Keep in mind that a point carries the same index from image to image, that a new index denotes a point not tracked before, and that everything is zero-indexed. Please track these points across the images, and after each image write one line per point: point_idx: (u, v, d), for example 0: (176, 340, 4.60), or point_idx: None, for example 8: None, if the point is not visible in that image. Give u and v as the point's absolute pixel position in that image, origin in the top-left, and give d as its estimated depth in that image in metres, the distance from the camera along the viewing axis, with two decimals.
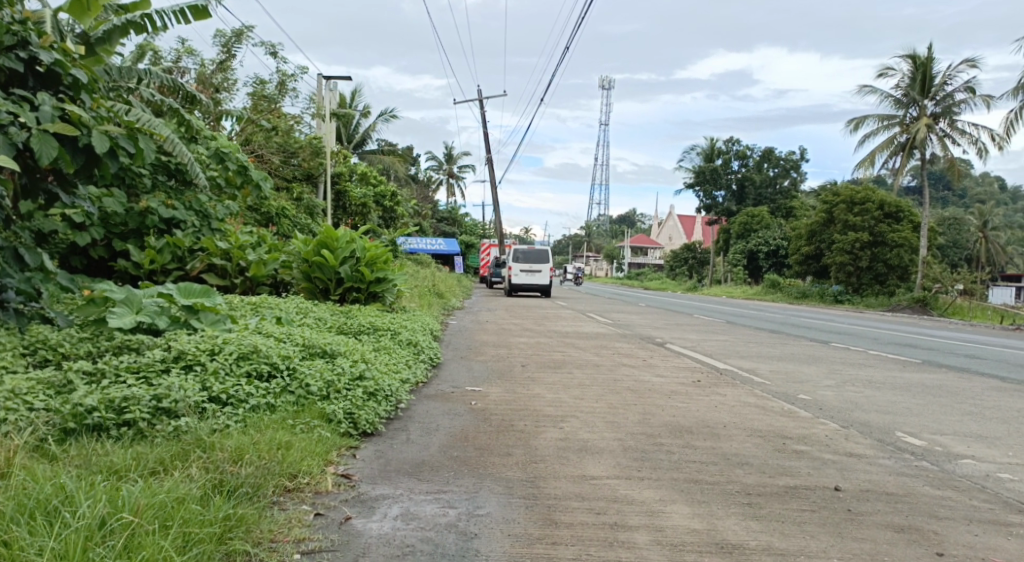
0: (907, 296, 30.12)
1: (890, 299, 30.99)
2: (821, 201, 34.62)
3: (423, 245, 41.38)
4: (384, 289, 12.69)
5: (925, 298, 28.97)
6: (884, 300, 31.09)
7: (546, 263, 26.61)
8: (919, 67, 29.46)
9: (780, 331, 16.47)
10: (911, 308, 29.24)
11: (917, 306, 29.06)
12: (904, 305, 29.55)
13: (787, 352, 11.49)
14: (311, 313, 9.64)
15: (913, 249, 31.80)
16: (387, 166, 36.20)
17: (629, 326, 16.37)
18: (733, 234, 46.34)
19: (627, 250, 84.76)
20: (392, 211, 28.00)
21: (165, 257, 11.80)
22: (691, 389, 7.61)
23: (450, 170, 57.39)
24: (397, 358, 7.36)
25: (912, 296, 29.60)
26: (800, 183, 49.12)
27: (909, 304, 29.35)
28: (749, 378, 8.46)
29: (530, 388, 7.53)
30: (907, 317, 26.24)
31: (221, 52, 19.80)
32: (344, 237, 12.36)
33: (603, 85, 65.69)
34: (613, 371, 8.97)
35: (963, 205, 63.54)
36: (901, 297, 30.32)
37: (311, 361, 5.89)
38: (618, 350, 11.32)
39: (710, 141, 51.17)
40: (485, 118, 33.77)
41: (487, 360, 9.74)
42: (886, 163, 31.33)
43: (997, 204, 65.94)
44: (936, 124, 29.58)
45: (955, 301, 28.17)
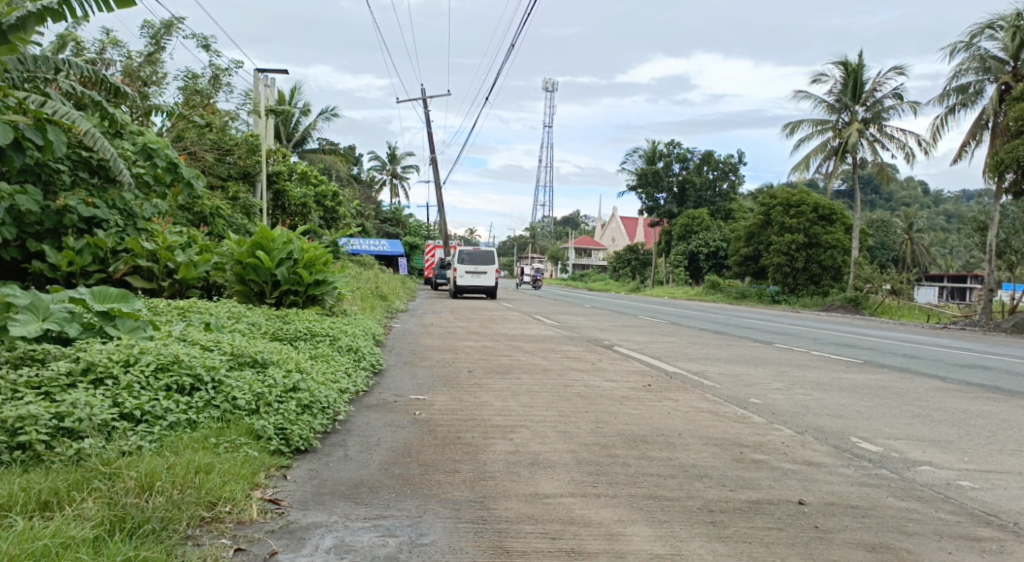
0: (840, 297, 30.67)
1: (824, 300, 31.56)
2: (760, 202, 35.12)
3: (365, 246, 40.85)
4: (323, 292, 12.16)
5: (857, 298, 29.55)
6: (818, 300, 31.61)
7: (490, 264, 26.28)
8: (851, 73, 30.03)
9: (723, 332, 16.47)
10: (843, 308, 29.75)
11: (850, 306, 29.62)
12: (837, 305, 30.09)
13: (734, 353, 11.36)
14: (244, 318, 9.10)
15: (846, 250, 32.44)
16: (328, 166, 35.44)
17: (575, 328, 16.15)
18: (675, 235, 46.74)
19: (571, 251, 85.10)
20: (333, 212, 27.36)
21: (85, 259, 11.07)
22: (641, 394, 7.34)
23: (393, 171, 56.65)
24: (336, 367, 6.91)
25: (845, 296, 30.15)
26: (739, 186, 49.89)
27: (842, 304, 29.80)
28: (699, 381, 8.24)
29: (476, 395, 7.15)
30: (843, 317, 26.69)
31: (150, 45, 18.94)
32: (280, 237, 11.83)
33: (547, 87, 65.81)
34: (562, 376, 8.65)
35: (893, 208, 65.49)
36: (836, 297, 30.88)
37: (240, 372, 5.43)
38: (565, 353, 11.03)
39: (652, 143, 51.62)
40: (428, 118, 33.29)
41: (430, 365, 9.33)
42: (821, 166, 31.88)
43: (924, 208, 68.13)
44: (866, 129, 30.25)
45: (885, 301, 28.84)
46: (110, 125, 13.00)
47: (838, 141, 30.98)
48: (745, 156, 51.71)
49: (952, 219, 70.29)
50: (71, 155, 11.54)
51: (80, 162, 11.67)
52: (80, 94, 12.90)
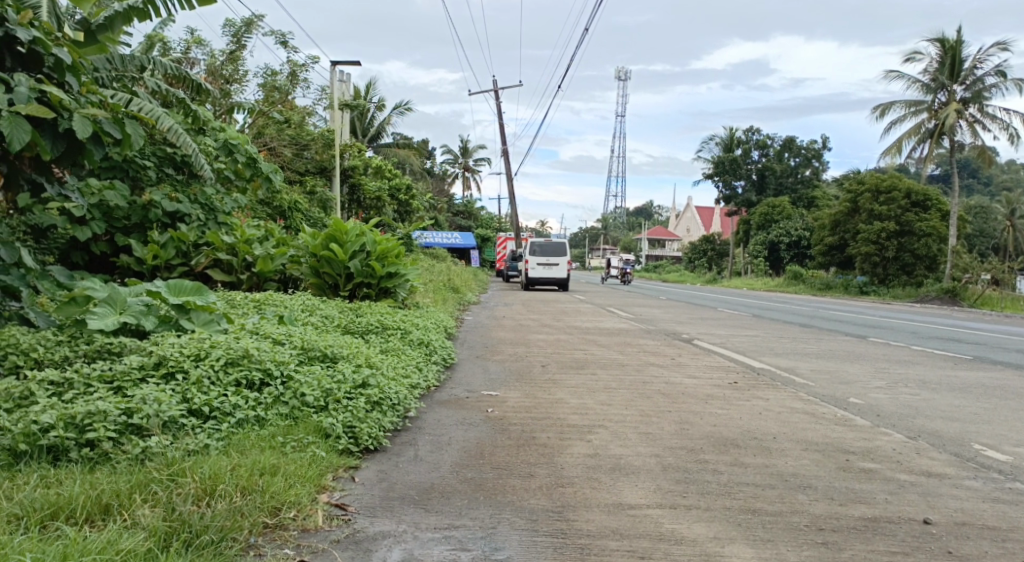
0: (936, 287, 29.19)
1: (918, 290, 30.08)
2: (846, 190, 33.68)
3: (437, 239, 41.12)
4: (395, 284, 12.07)
5: (954, 289, 28.10)
6: (911, 291, 30.15)
7: (563, 256, 25.96)
8: (948, 51, 28.42)
9: (810, 325, 15.76)
10: (940, 300, 28.32)
11: (947, 298, 28.14)
12: (932, 296, 28.64)
13: (824, 350, 10.78)
14: (318, 311, 9.04)
15: (942, 238, 30.80)
16: (402, 160, 35.73)
17: (652, 321, 15.72)
18: (754, 225, 45.36)
19: (644, 242, 84.00)
20: (406, 205, 27.46)
21: (168, 252, 11.27)
22: (728, 393, 6.95)
23: (465, 164, 56.85)
24: (406, 361, 6.71)
25: (941, 287, 28.69)
26: (822, 173, 48.10)
27: (937, 296, 28.37)
28: (790, 379, 7.80)
29: (552, 392, 6.88)
30: (938, 309, 25.37)
31: (232, 43, 19.22)
32: (353, 230, 11.75)
33: (620, 76, 64.88)
34: (639, 372, 8.30)
35: (989, 193, 62.11)
36: (931, 288, 29.37)
37: (309, 367, 5.26)
38: (642, 348, 10.65)
39: (730, 130, 50.25)
40: (500, 110, 33.10)
41: (503, 359, 9.10)
42: (915, 150, 30.34)
43: None
44: (965, 109, 28.58)
45: (986, 292, 27.28)
46: (192, 121, 13.18)
47: (934, 123, 29.41)
48: (828, 142, 49.81)
49: None
50: (156, 151, 11.75)
51: (163, 158, 11.86)
52: (164, 91, 13.12)
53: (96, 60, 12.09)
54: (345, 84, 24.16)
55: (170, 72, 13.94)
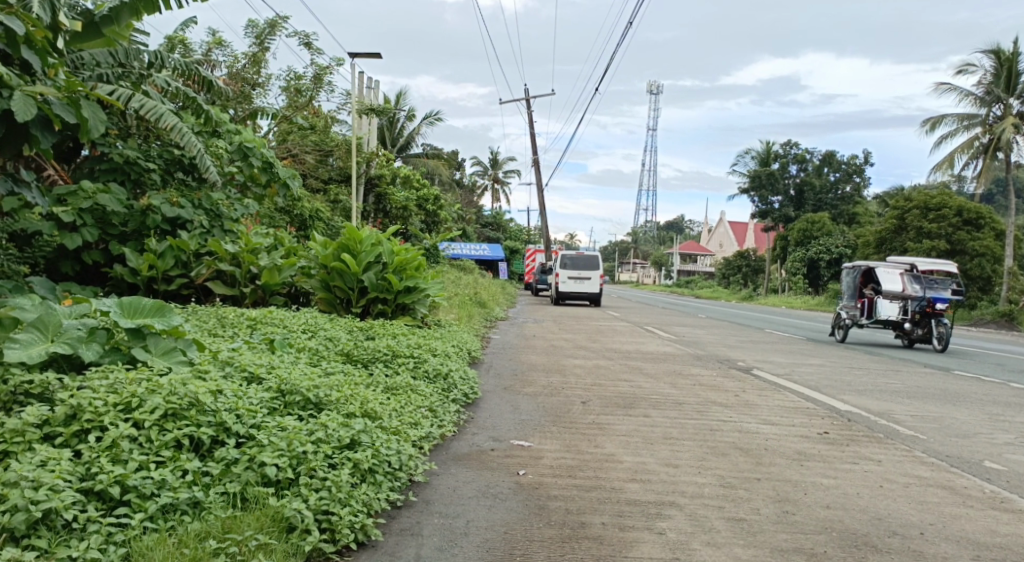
0: (990, 310, 27.12)
1: (970, 312, 27.99)
2: (892, 206, 31.88)
3: (465, 251, 39.98)
4: (414, 300, 10.69)
5: (1011, 312, 25.97)
6: (963, 313, 28.01)
7: (596, 270, 24.45)
8: (1004, 63, 26.52)
9: (875, 352, 14.18)
10: (995, 323, 26.24)
11: (1002, 321, 26.04)
12: (986, 319, 26.56)
13: (910, 387, 9.29)
14: (321, 333, 7.73)
15: (996, 258, 28.83)
16: (432, 169, 34.50)
17: (698, 344, 14.27)
18: (793, 241, 43.44)
19: (675, 258, 82.16)
20: (435, 217, 25.94)
21: (167, 263, 10.00)
22: (823, 449, 5.60)
23: (495, 176, 55.57)
24: (416, 403, 5.33)
25: (996, 309, 26.59)
26: (864, 189, 46.22)
27: (992, 319, 26.34)
28: (893, 430, 6.44)
29: (602, 442, 5.54)
30: (992, 333, 23.58)
31: (254, 43, 18.12)
32: (369, 239, 10.50)
33: (654, 89, 63.72)
34: (704, 415, 6.90)
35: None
36: (984, 310, 27.34)
37: (283, 418, 3.91)
38: (696, 380, 9.24)
39: (766, 144, 48.50)
40: (532, 119, 31.83)
41: (537, 393, 7.75)
42: (968, 166, 28.38)
43: None
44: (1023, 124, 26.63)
45: None
46: (203, 122, 12.00)
47: (989, 137, 27.53)
48: (870, 157, 47.76)
49: None
50: (163, 153, 10.70)
51: (170, 161, 10.75)
52: (173, 89, 11.99)
53: (98, 54, 11.04)
54: (374, 90, 23.10)
55: (186, 72, 12.80)
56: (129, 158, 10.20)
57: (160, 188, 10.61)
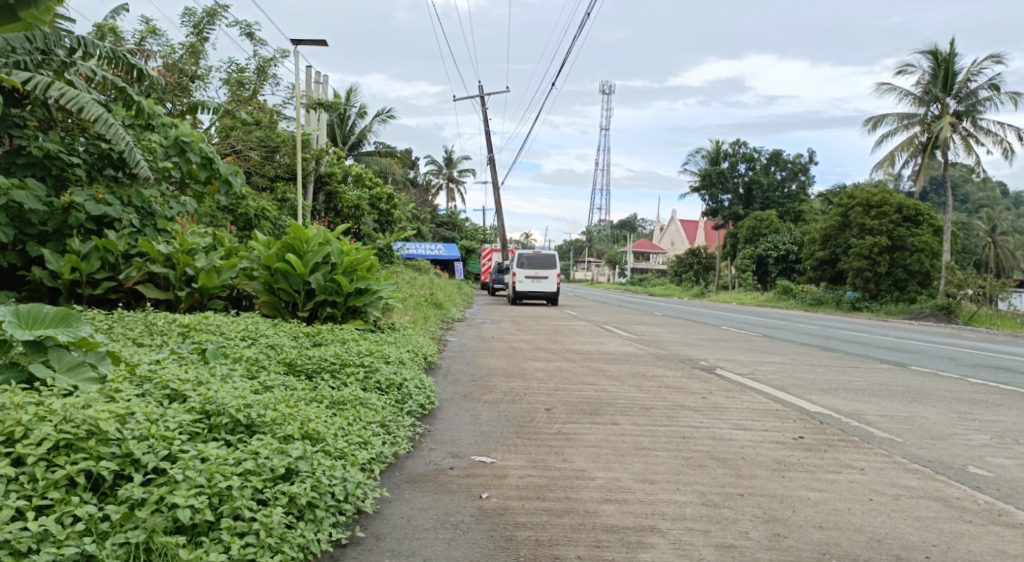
0: (930, 303, 27.55)
1: (910, 307, 28.47)
2: (837, 203, 32.21)
3: (418, 251, 39.39)
4: (366, 303, 10.09)
5: (949, 306, 26.42)
6: (904, 307, 28.49)
7: (551, 269, 24.08)
8: (941, 63, 26.91)
9: (832, 348, 14.04)
10: (934, 316, 26.63)
11: (941, 314, 26.47)
12: (926, 313, 26.98)
13: (874, 385, 9.06)
14: (262, 339, 7.17)
15: (935, 253, 29.27)
16: (383, 168, 33.75)
17: (657, 342, 13.96)
18: (741, 238, 43.71)
19: (628, 256, 82.42)
20: (389, 217, 25.30)
21: (91, 265, 9.30)
22: (803, 456, 5.25)
23: (448, 175, 54.92)
24: (366, 419, 4.83)
25: (935, 303, 27.05)
26: (811, 186, 46.80)
27: (931, 312, 26.76)
28: (870, 433, 6.13)
29: (569, 456, 5.10)
30: (932, 326, 23.91)
31: (192, 35, 17.26)
32: (316, 238, 9.86)
33: (606, 89, 63.83)
34: (675, 421, 6.52)
35: (972, 209, 60.29)
36: (925, 304, 27.74)
37: (203, 445, 3.44)
38: (660, 381, 8.89)
39: (716, 143, 48.80)
40: (485, 117, 31.35)
41: (497, 399, 7.30)
42: (907, 164, 28.72)
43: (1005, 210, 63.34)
44: (958, 123, 27.04)
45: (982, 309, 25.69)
46: (134, 114, 11.20)
47: (927, 136, 27.88)
48: (814, 156, 48.39)
49: None
50: (89, 148, 10.02)
51: (95, 155, 10.06)
52: (102, 79, 11.24)
53: (14, 39, 10.23)
54: (321, 85, 22.38)
55: (117, 63, 11.95)
56: (50, 152, 9.47)
57: (85, 184, 9.89)
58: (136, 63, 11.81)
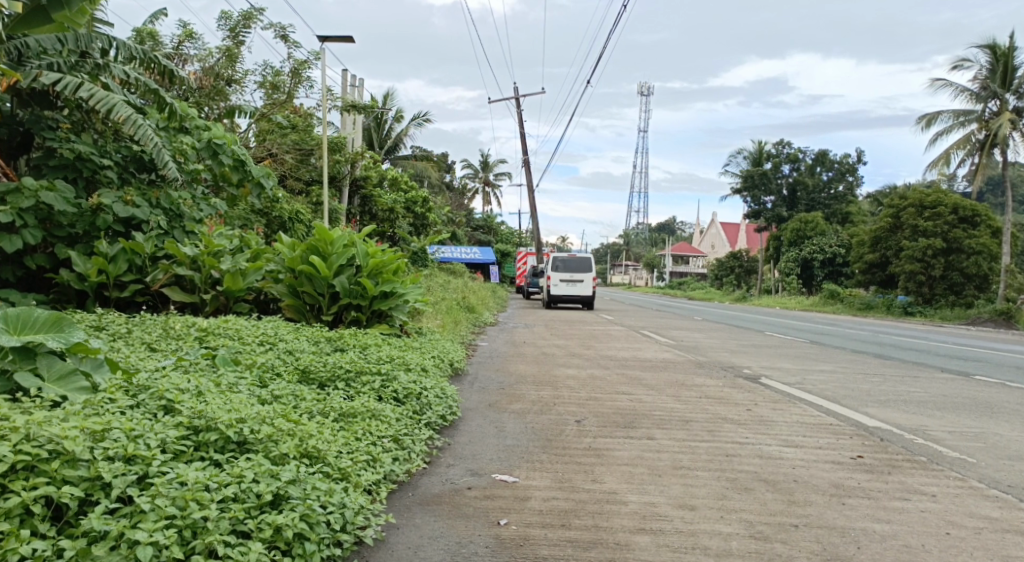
0: (988, 308, 26.34)
1: (968, 311, 27.22)
2: (886, 205, 31.12)
3: (454, 255, 39.13)
4: (391, 306, 9.72)
5: (1009, 311, 25.18)
6: (960, 311, 27.25)
7: (589, 272, 23.57)
8: (999, 58, 25.75)
9: (884, 356, 13.35)
10: (993, 322, 25.51)
11: (1001, 320, 25.29)
12: (984, 319, 25.79)
13: (935, 397, 8.43)
14: (280, 344, 6.83)
15: (993, 256, 28.10)
16: (420, 171, 33.51)
17: (698, 349, 13.39)
18: (785, 241, 42.53)
19: (667, 260, 81.31)
20: (424, 220, 25.02)
21: (119, 267, 9.01)
22: (863, 480, 4.73)
23: (485, 178, 54.63)
24: (376, 434, 4.42)
25: (994, 308, 25.83)
26: (857, 187, 45.44)
27: (990, 318, 25.59)
28: (937, 453, 5.57)
29: (600, 476, 4.64)
30: (988, 333, 22.85)
31: (228, 37, 17.13)
32: (341, 239, 9.55)
33: (644, 90, 63.00)
34: (717, 436, 6.02)
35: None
36: (983, 309, 26.53)
37: (182, 466, 3.07)
38: (701, 391, 8.37)
39: (758, 144, 47.73)
40: (521, 118, 30.95)
41: (525, 409, 6.86)
42: (963, 162, 27.59)
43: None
44: (1019, 120, 25.82)
45: None
46: (167, 117, 10.68)
47: (985, 134, 26.78)
48: (861, 156, 47.09)
49: None
50: (120, 150, 9.79)
51: (128, 157, 9.84)
52: (135, 82, 10.73)
53: (45, 40, 9.87)
54: (358, 88, 22.18)
55: (149, 64, 11.62)
56: (81, 154, 9.23)
57: (116, 186, 9.64)
58: (168, 65, 11.50)
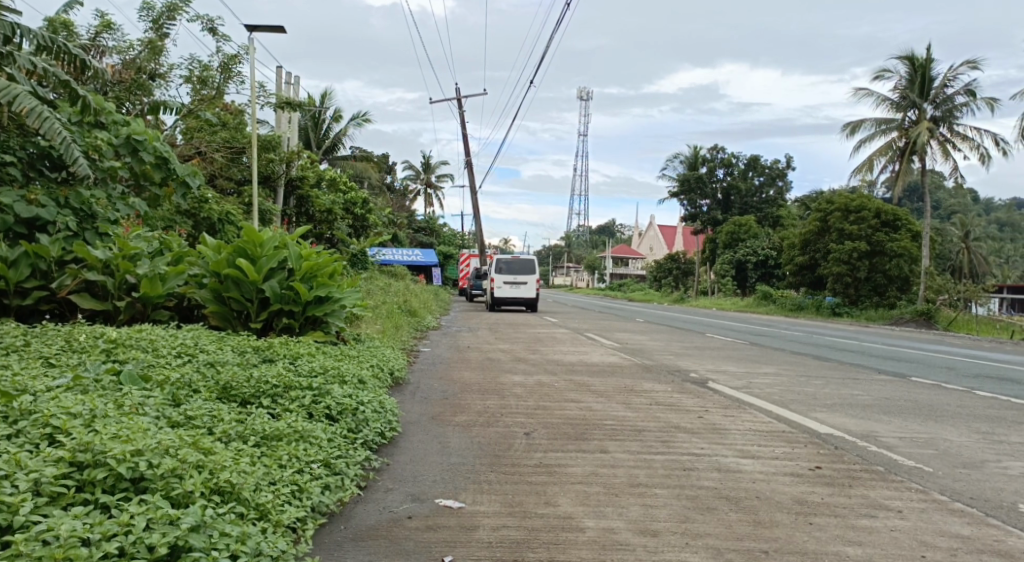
0: (910, 309, 27.04)
1: (890, 312, 27.96)
2: (814, 208, 31.57)
3: (396, 257, 38.50)
4: (326, 312, 9.18)
5: (928, 311, 25.87)
6: (884, 312, 27.97)
7: (531, 274, 23.28)
8: (918, 68, 26.39)
9: (823, 357, 13.34)
10: (914, 322, 26.17)
11: (921, 320, 25.95)
12: (906, 319, 26.45)
13: (881, 400, 8.31)
14: (201, 356, 6.32)
15: (913, 259, 28.83)
16: (359, 172, 32.74)
17: (643, 352, 13.20)
18: (720, 243, 42.75)
19: (607, 262, 81.92)
20: (364, 222, 24.34)
21: (20, 273, 8.32)
22: (827, 494, 4.47)
23: (426, 180, 54.02)
24: (303, 458, 3.99)
25: (915, 308, 26.52)
26: (788, 192, 46.32)
27: (912, 318, 26.26)
28: (895, 462, 5.37)
29: (553, 499, 4.27)
30: (910, 332, 23.43)
31: (150, 29, 16.26)
32: (271, 240, 8.97)
33: (583, 95, 63.30)
34: (673, 447, 5.71)
35: (942, 214, 60.13)
36: (905, 310, 27.23)
37: (57, 516, 2.63)
38: (650, 397, 8.08)
39: (694, 148, 48.31)
40: (462, 119, 30.49)
41: (470, 421, 6.46)
42: (884, 169, 28.17)
43: (977, 215, 63.52)
44: (936, 128, 26.53)
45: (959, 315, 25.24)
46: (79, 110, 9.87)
47: (905, 141, 27.40)
48: (791, 161, 48.08)
49: (1005, 228, 65.41)
50: (26, 145, 9.07)
51: (35, 153, 9.12)
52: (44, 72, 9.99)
53: None
54: (293, 85, 21.42)
55: (61, 55, 10.82)
56: None
57: (19, 184, 8.93)
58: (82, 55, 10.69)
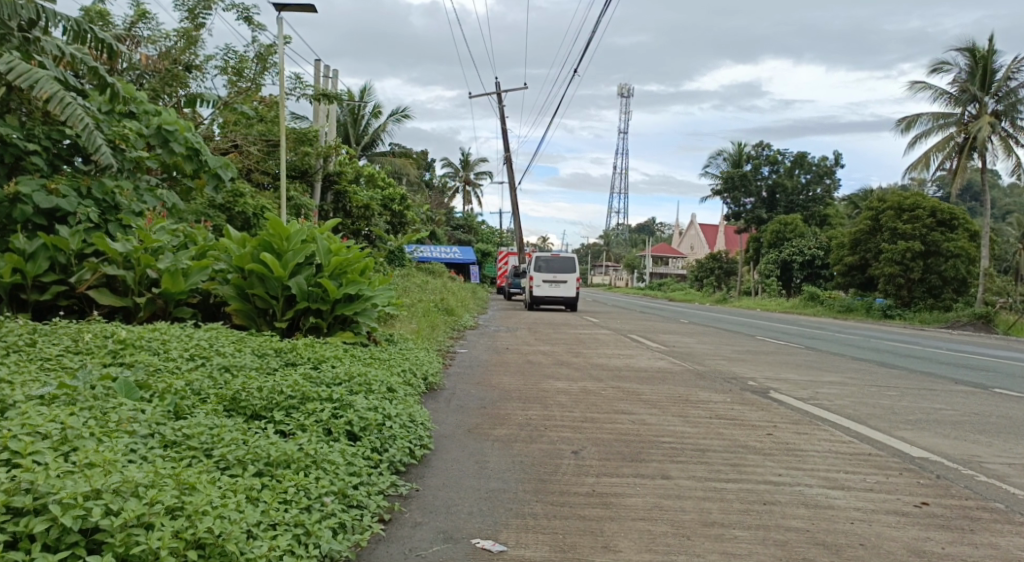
0: (967, 312, 25.54)
1: (946, 315, 26.48)
2: (866, 207, 30.25)
3: (434, 254, 38.08)
4: (356, 311, 8.56)
5: (988, 314, 24.44)
6: (940, 314, 26.61)
7: (571, 273, 22.49)
8: (979, 60, 24.94)
9: (887, 364, 12.36)
10: (971, 325, 24.66)
11: (979, 323, 24.49)
12: (963, 322, 24.94)
13: (970, 417, 7.39)
14: (217, 359, 5.71)
15: (971, 259, 27.61)
16: (396, 169, 32.25)
17: (694, 356, 12.36)
18: (765, 242, 41.67)
19: (646, 261, 80.63)
20: (401, 219, 23.79)
21: (38, 266, 7.82)
22: (948, 543, 3.67)
23: (465, 177, 53.45)
24: (314, 490, 3.35)
25: (973, 312, 25.03)
26: (836, 189, 44.67)
27: (969, 321, 24.75)
28: (1015, 498, 4.52)
29: (612, 541, 3.55)
30: (972, 337, 22.07)
31: (185, 20, 15.84)
32: (298, 234, 8.37)
33: (623, 93, 62.10)
34: (745, 472, 4.94)
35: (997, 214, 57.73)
36: (962, 313, 25.76)
37: None
38: (709, 409, 7.29)
39: (738, 145, 47.01)
40: (501, 114, 29.78)
41: (511, 436, 5.75)
42: (940, 166, 26.84)
43: None
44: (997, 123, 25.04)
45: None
46: (109, 99, 9.30)
47: (964, 137, 25.94)
48: (841, 159, 46.40)
49: None
50: (51, 134, 8.59)
51: (61, 142, 8.63)
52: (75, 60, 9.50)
53: None
54: (332, 79, 20.95)
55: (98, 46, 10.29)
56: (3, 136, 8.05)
57: (44, 174, 8.44)
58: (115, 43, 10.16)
